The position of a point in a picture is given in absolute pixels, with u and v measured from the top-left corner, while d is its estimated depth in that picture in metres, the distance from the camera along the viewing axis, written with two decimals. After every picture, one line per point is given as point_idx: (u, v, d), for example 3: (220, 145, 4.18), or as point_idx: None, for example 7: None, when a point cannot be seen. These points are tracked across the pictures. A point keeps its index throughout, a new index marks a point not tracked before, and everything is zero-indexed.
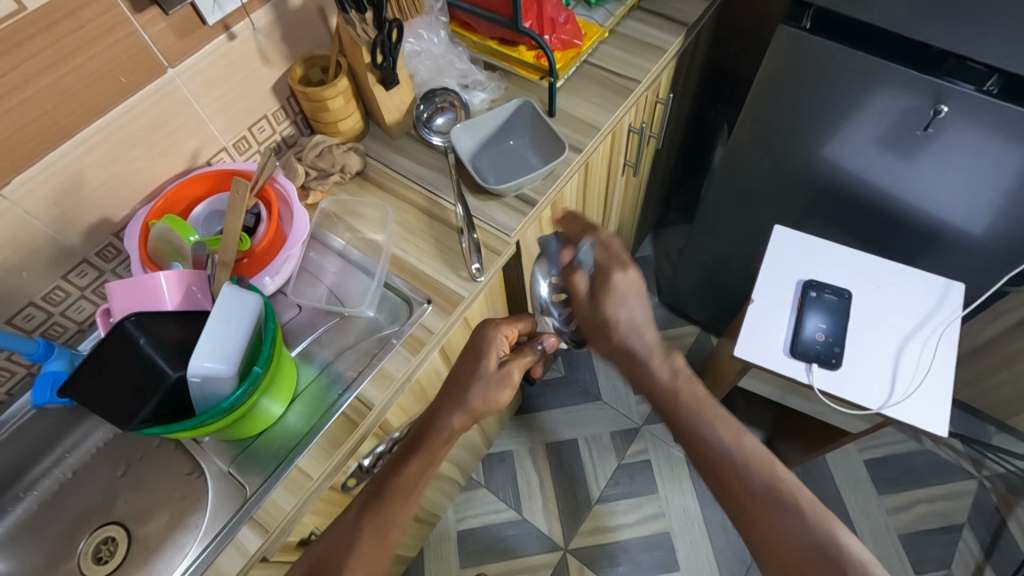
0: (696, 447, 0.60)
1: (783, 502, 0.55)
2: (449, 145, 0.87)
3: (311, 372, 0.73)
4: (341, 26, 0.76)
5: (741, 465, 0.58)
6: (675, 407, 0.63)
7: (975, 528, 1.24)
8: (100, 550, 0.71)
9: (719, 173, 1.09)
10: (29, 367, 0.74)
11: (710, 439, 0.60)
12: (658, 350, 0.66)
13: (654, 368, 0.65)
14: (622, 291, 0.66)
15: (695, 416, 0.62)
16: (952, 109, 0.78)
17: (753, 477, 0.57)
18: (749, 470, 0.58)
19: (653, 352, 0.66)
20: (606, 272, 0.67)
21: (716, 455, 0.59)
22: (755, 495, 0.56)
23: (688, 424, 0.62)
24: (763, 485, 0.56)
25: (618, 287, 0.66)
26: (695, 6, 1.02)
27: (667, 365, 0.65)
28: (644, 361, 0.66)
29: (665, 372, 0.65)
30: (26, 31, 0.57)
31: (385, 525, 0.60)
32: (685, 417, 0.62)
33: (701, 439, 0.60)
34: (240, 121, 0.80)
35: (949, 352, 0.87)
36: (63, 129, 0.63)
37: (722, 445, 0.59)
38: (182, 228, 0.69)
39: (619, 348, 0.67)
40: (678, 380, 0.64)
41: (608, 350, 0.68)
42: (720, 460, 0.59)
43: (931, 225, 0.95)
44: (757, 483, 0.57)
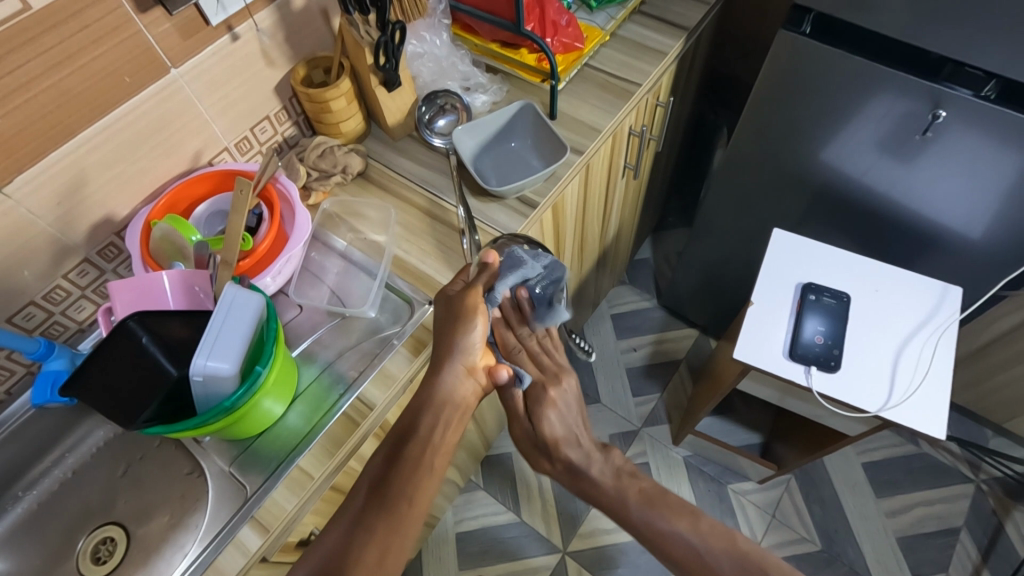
0: (657, 544, 0.61)
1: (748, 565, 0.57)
2: (450, 147, 0.87)
3: (312, 372, 0.73)
4: (344, 28, 0.76)
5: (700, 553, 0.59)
6: (624, 511, 0.63)
7: (972, 531, 1.24)
8: (99, 550, 0.71)
9: (718, 177, 1.10)
10: (30, 366, 0.74)
11: (671, 536, 0.61)
12: (596, 453, 0.68)
13: (595, 475, 0.66)
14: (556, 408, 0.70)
15: (647, 515, 0.62)
16: (950, 114, 0.79)
17: (721, 564, 0.58)
18: (714, 556, 0.59)
19: (591, 458, 0.68)
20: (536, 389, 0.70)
21: (681, 553, 0.60)
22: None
23: (643, 524, 0.62)
24: (731, 569, 0.58)
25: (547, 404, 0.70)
26: (696, 10, 1.03)
27: (608, 467, 0.67)
28: (587, 473, 0.67)
29: (607, 474, 0.66)
30: (31, 31, 0.57)
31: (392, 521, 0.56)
32: (638, 518, 0.62)
33: (656, 534, 0.61)
34: (243, 122, 0.80)
35: (947, 354, 0.88)
36: (67, 128, 0.63)
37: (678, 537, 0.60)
38: (185, 228, 0.69)
39: (559, 462, 0.69)
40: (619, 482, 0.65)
41: (550, 471, 0.70)
42: (681, 555, 0.60)
43: (928, 229, 0.95)
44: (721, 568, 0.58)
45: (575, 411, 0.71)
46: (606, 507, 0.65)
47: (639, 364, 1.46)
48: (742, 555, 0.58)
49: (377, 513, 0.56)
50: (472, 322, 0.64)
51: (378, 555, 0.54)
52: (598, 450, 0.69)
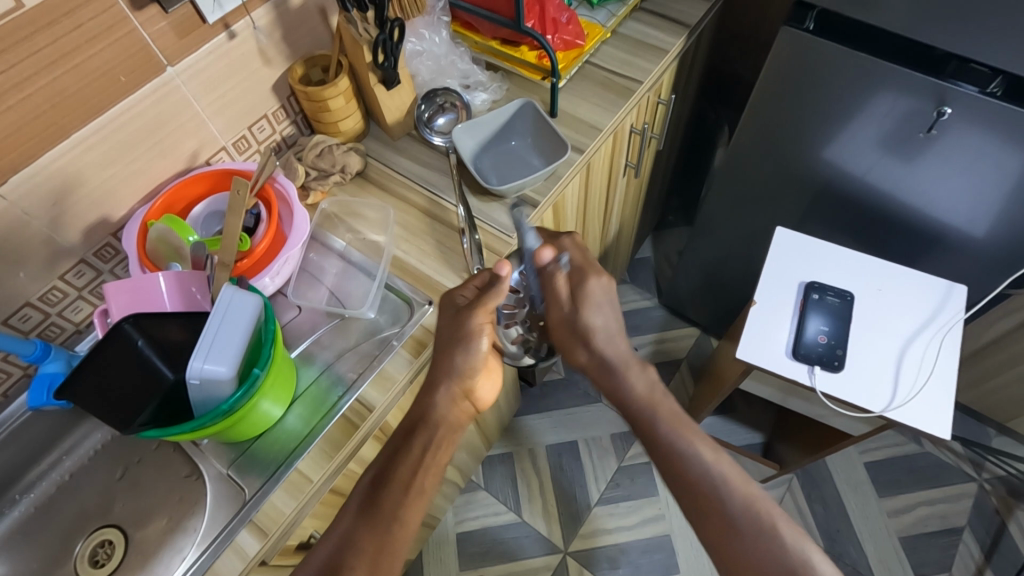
0: (670, 463, 0.63)
1: (762, 526, 0.58)
2: (450, 146, 0.86)
3: (311, 374, 0.72)
4: (342, 25, 0.75)
5: (717, 486, 0.61)
6: (653, 421, 0.65)
7: (975, 530, 1.24)
8: (96, 553, 0.70)
9: (720, 175, 1.09)
10: (27, 368, 0.73)
11: (688, 459, 0.62)
12: (634, 363, 0.68)
13: (630, 380, 0.67)
14: (597, 296, 0.67)
15: (671, 433, 0.64)
16: (955, 112, 0.78)
17: (731, 495, 0.60)
18: (728, 489, 0.60)
19: (628, 367, 0.67)
20: (583, 277, 0.67)
21: (696, 477, 0.61)
22: (734, 523, 0.59)
23: (665, 443, 0.64)
24: (739, 509, 0.59)
25: (593, 295, 0.67)
26: (697, 7, 1.02)
27: (643, 378, 0.67)
28: (621, 376, 0.67)
29: (642, 386, 0.67)
30: (25, 29, 0.56)
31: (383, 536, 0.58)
32: (662, 433, 0.64)
33: (676, 458, 0.63)
34: (240, 121, 0.80)
35: (951, 354, 0.87)
36: (61, 128, 0.63)
37: (700, 467, 0.62)
38: (181, 228, 0.69)
39: (594, 359, 0.68)
40: (654, 395, 0.67)
41: (583, 361, 0.69)
42: (696, 481, 0.61)
43: (932, 227, 0.95)
44: (735, 504, 0.60)
45: (611, 320, 0.68)
46: (627, 408, 0.67)
47: None
48: (753, 503, 0.60)
49: (364, 527, 0.58)
50: (473, 342, 0.64)
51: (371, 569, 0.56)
52: (636, 365, 0.68)
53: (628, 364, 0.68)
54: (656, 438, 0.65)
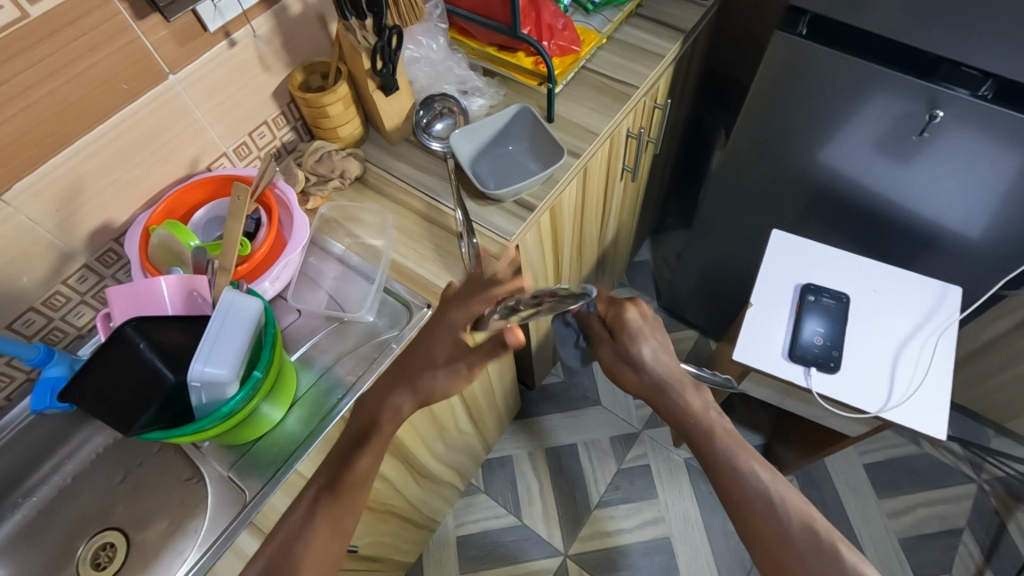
0: (728, 485, 0.62)
1: (823, 546, 0.57)
2: (448, 151, 0.87)
3: (310, 377, 0.73)
4: (341, 33, 0.77)
5: (775, 505, 0.60)
6: (711, 440, 0.62)
7: (974, 531, 1.24)
8: (98, 556, 0.71)
9: (717, 179, 1.10)
10: (29, 372, 0.74)
11: (744, 476, 0.61)
12: (688, 381, 0.65)
13: (685, 401, 0.64)
14: (636, 327, 0.65)
15: (727, 451, 0.62)
16: (947, 114, 0.79)
17: (788, 517, 0.59)
18: (785, 509, 0.60)
19: (681, 384, 0.64)
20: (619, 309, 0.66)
21: (750, 493, 0.60)
22: (793, 546, 0.58)
23: (725, 462, 0.62)
24: (798, 531, 0.59)
25: (634, 321, 0.65)
26: (692, 12, 1.03)
27: (698, 397, 0.64)
28: (676, 395, 0.64)
29: (696, 404, 0.64)
30: (28, 39, 0.57)
31: (341, 517, 0.61)
32: (720, 452, 0.62)
33: (734, 478, 0.61)
34: (241, 128, 0.81)
35: (946, 354, 0.88)
36: (64, 136, 0.64)
37: (757, 484, 0.61)
38: (183, 233, 0.69)
39: (647, 383, 0.64)
40: (708, 414, 0.64)
41: (635, 388, 0.65)
42: (752, 499, 0.60)
43: (927, 229, 0.95)
44: (791, 525, 0.59)
45: (659, 342, 0.66)
46: (684, 428, 0.64)
47: None
48: (810, 520, 0.59)
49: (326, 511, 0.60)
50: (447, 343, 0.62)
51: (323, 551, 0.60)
52: (690, 385, 0.65)
53: (681, 384, 0.64)
54: (713, 457, 0.62)
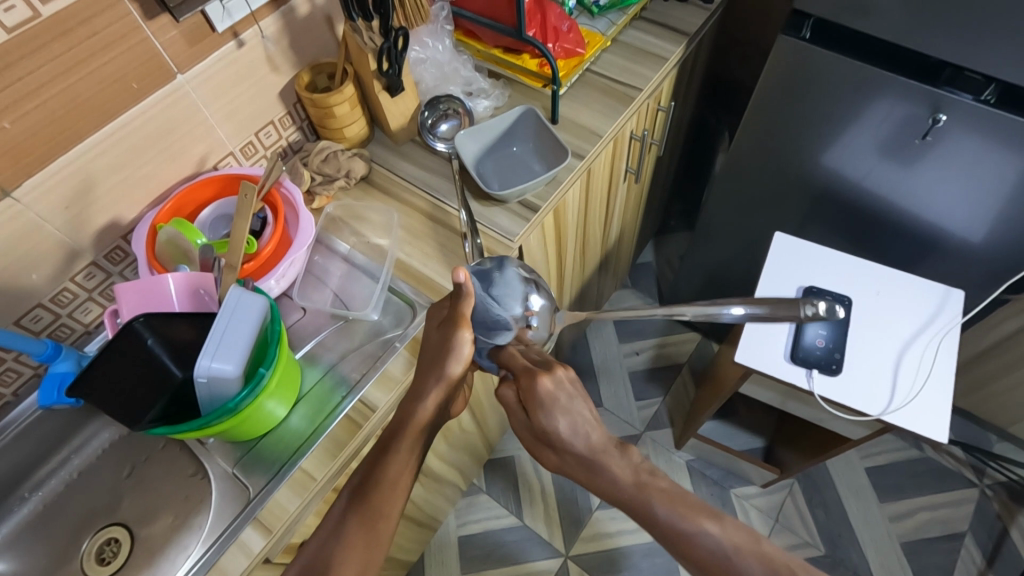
0: (682, 546, 0.53)
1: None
2: (453, 152, 0.88)
3: (315, 374, 0.74)
4: (348, 34, 0.77)
5: (730, 555, 0.52)
6: (648, 509, 0.54)
7: (976, 535, 1.24)
8: (103, 551, 0.71)
9: (720, 181, 1.10)
10: (37, 368, 0.75)
11: (697, 536, 0.53)
12: (614, 447, 0.57)
13: (614, 470, 0.56)
14: (548, 400, 0.57)
15: (670, 515, 0.54)
16: (951, 118, 0.80)
17: (750, 568, 0.51)
18: (742, 558, 0.52)
19: (606, 453, 0.57)
20: (532, 378, 0.58)
21: (706, 554, 0.52)
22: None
23: (668, 526, 0.54)
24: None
25: (545, 393, 0.57)
26: (696, 15, 1.04)
27: (625, 463, 0.56)
28: (604, 468, 0.56)
29: (625, 474, 0.56)
30: (40, 38, 0.58)
31: (374, 518, 0.56)
32: (661, 518, 0.54)
33: (685, 539, 0.53)
34: (248, 127, 0.81)
35: (949, 357, 0.88)
36: (75, 134, 0.64)
37: (709, 538, 0.53)
38: (190, 232, 0.70)
39: (569, 460, 0.59)
40: (641, 479, 0.55)
41: (558, 464, 0.60)
42: (707, 560, 0.52)
43: (929, 232, 0.96)
44: (752, 572, 0.51)
45: (581, 412, 0.58)
46: (619, 503, 0.56)
47: (641, 368, 1.47)
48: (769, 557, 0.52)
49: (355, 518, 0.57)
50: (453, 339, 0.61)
51: (363, 556, 0.55)
52: (617, 449, 0.57)
53: (609, 450, 0.57)
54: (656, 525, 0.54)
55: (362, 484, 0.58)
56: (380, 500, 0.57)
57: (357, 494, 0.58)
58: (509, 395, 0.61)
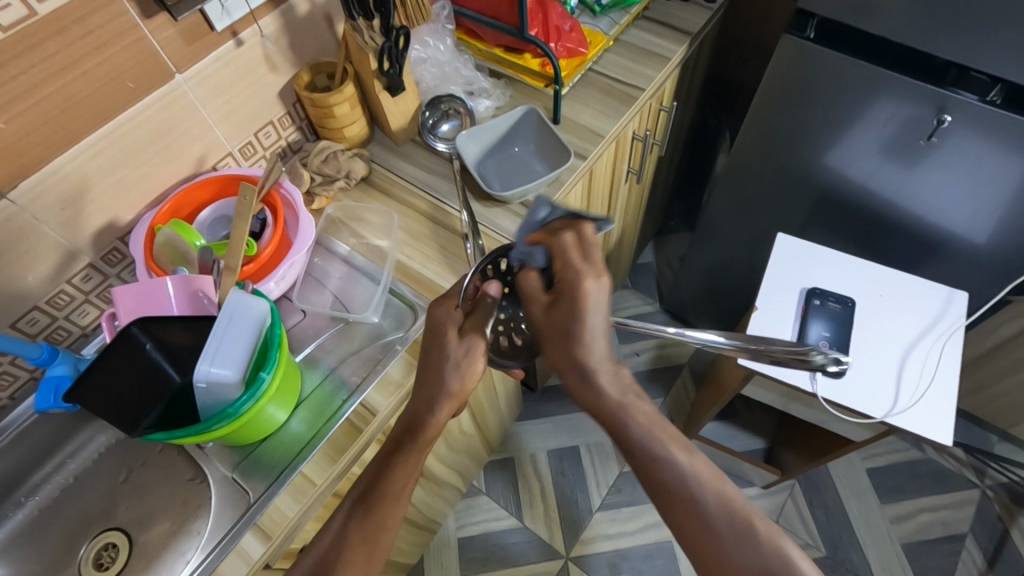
0: (647, 468, 0.54)
1: (740, 525, 0.51)
2: (454, 152, 0.87)
3: (316, 378, 0.73)
4: (348, 33, 0.77)
5: (693, 484, 0.53)
6: (626, 425, 0.55)
7: (977, 537, 1.23)
8: (101, 556, 0.71)
9: (722, 182, 1.10)
10: (33, 371, 0.74)
11: (669, 462, 0.53)
12: (611, 365, 0.57)
13: (604, 382, 0.56)
14: (584, 301, 0.56)
15: (646, 435, 0.55)
16: (955, 119, 0.79)
17: (706, 497, 0.52)
18: (703, 488, 0.53)
19: (606, 366, 0.57)
20: (575, 275, 0.57)
21: (670, 478, 0.53)
22: (711, 525, 0.51)
23: (639, 445, 0.54)
24: (720, 514, 0.52)
25: (587, 293, 0.56)
26: (698, 14, 1.03)
27: (616, 380, 0.57)
28: (594, 377, 0.56)
29: (613, 388, 0.56)
30: (35, 37, 0.57)
31: (374, 533, 0.56)
32: (637, 437, 0.54)
33: (652, 461, 0.54)
34: (246, 127, 0.80)
35: (953, 360, 0.87)
36: (70, 135, 0.63)
37: (676, 468, 0.53)
38: (188, 232, 0.68)
39: (575, 361, 0.56)
40: (626, 398, 0.56)
41: (561, 363, 0.57)
42: (670, 482, 0.53)
43: (932, 234, 0.95)
44: (709, 505, 0.52)
45: (600, 324, 0.57)
46: (597, 415, 0.57)
47: (642, 369, 1.46)
48: (727, 498, 0.53)
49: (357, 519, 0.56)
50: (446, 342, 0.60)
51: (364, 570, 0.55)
52: (611, 367, 0.57)
53: (605, 365, 0.57)
54: (630, 444, 0.55)
55: (364, 494, 0.57)
56: (382, 513, 0.56)
57: (360, 504, 0.57)
58: (534, 283, 0.60)
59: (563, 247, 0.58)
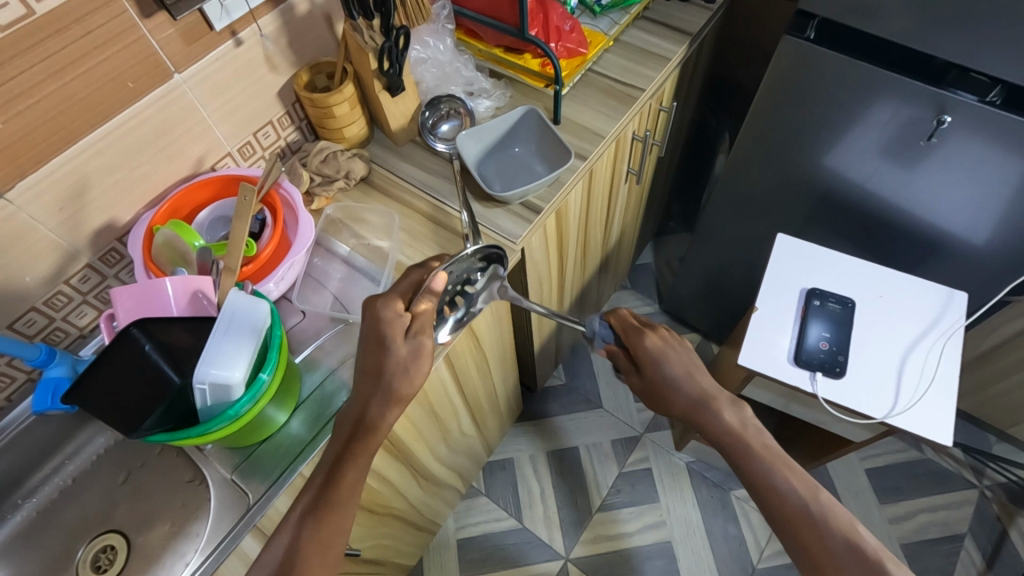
0: (767, 497, 0.59)
1: (866, 557, 0.54)
2: (454, 152, 0.87)
3: (315, 379, 0.72)
4: (348, 33, 0.76)
5: (817, 516, 0.57)
6: (750, 456, 0.61)
7: (976, 537, 1.24)
8: (99, 558, 0.70)
9: (722, 183, 1.10)
10: (30, 372, 0.73)
11: (783, 488, 0.59)
12: (725, 398, 0.64)
13: (721, 417, 0.63)
14: (658, 351, 0.67)
15: (766, 465, 0.60)
16: (955, 120, 0.79)
17: (830, 528, 0.56)
18: (828, 522, 0.56)
19: (718, 399, 0.64)
20: (638, 338, 0.68)
21: (790, 507, 0.58)
22: (832, 552, 0.55)
23: (761, 474, 0.60)
24: (842, 542, 0.55)
25: (654, 346, 0.67)
26: (698, 14, 1.03)
27: (734, 412, 0.63)
28: (712, 410, 0.64)
29: (733, 420, 0.63)
30: (34, 36, 0.56)
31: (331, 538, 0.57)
32: (760, 466, 0.60)
33: (772, 493, 0.59)
34: (245, 127, 0.80)
35: (953, 361, 0.87)
36: (69, 134, 0.63)
37: (795, 496, 0.58)
38: (187, 233, 0.68)
39: (680, 404, 0.65)
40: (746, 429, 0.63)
41: (672, 411, 0.66)
42: (791, 510, 0.58)
43: (932, 235, 0.95)
44: (834, 537, 0.56)
45: (685, 362, 0.66)
46: (725, 444, 0.63)
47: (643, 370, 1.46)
48: (856, 538, 0.55)
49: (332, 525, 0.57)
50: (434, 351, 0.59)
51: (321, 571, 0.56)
52: (728, 401, 0.64)
53: (716, 399, 0.64)
54: (750, 473, 0.61)
55: (328, 500, 0.57)
56: (337, 516, 0.57)
57: (319, 510, 0.57)
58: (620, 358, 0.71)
59: (623, 319, 0.71)
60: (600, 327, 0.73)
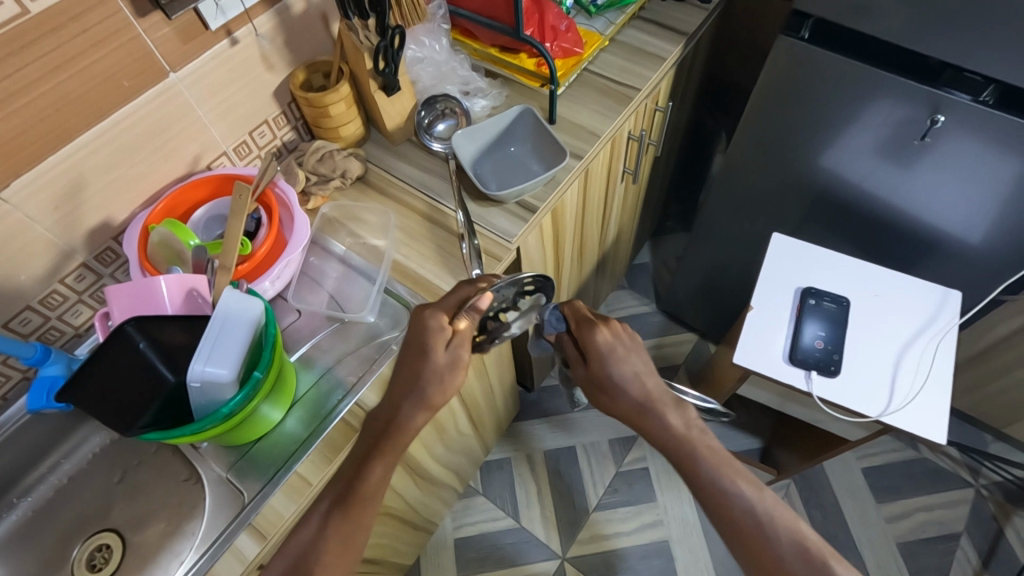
0: (722, 503, 0.58)
1: (812, 561, 0.54)
2: (450, 151, 0.87)
3: (310, 378, 0.73)
4: (344, 32, 0.76)
5: (764, 522, 0.56)
6: (694, 459, 0.59)
7: (972, 536, 1.24)
8: (94, 557, 0.70)
9: (718, 182, 1.10)
10: (26, 371, 0.73)
11: (732, 493, 0.57)
12: (670, 400, 0.62)
13: (666, 417, 0.61)
14: (608, 347, 0.63)
15: (713, 469, 0.58)
16: (949, 120, 0.79)
17: (778, 535, 0.56)
18: (773, 528, 0.56)
19: (661, 403, 0.62)
20: (589, 330, 0.64)
21: (738, 513, 0.57)
22: (780, 558, 0.55)
23: (709, 480, 0.58)
24: (790, 548, 0.55)
25: (604, 341, 0.63)
26: (693, 14, 1.03)
27: (680, 415, 0.61)
28: (657, 413, 0.61)
29: (678, 423, 0.61)
30: (29, 35, 0.56)
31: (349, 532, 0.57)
32: (705, 472, 0.58)
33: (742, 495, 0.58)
34: (241, 127, 0.80)
35: (948, 359, 0.87)
36: (65, 133, 0.63)
37: (744, 501, 0.57)
38: (182, 232, 0.69)
39: (623, 404, 0.62)
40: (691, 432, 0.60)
41: (610, 409, 0.64)
42: (738, 516, 0.57)
43: (928, 234, 0.96)
44: (780, 541, 0.55)
45: (633, 362, 0.63)
46: (668, 447, 0.61)
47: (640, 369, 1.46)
48: (800, 538, 0.56)
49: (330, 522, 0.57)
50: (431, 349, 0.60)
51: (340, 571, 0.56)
52: None
53: (662, 402, 0.62)
54: (698, 481, 0.58)
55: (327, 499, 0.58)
56: (360, 515, 0.58)
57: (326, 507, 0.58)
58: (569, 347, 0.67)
59: (577, 309, 0.67)
60: (553, 316, 0.68)
